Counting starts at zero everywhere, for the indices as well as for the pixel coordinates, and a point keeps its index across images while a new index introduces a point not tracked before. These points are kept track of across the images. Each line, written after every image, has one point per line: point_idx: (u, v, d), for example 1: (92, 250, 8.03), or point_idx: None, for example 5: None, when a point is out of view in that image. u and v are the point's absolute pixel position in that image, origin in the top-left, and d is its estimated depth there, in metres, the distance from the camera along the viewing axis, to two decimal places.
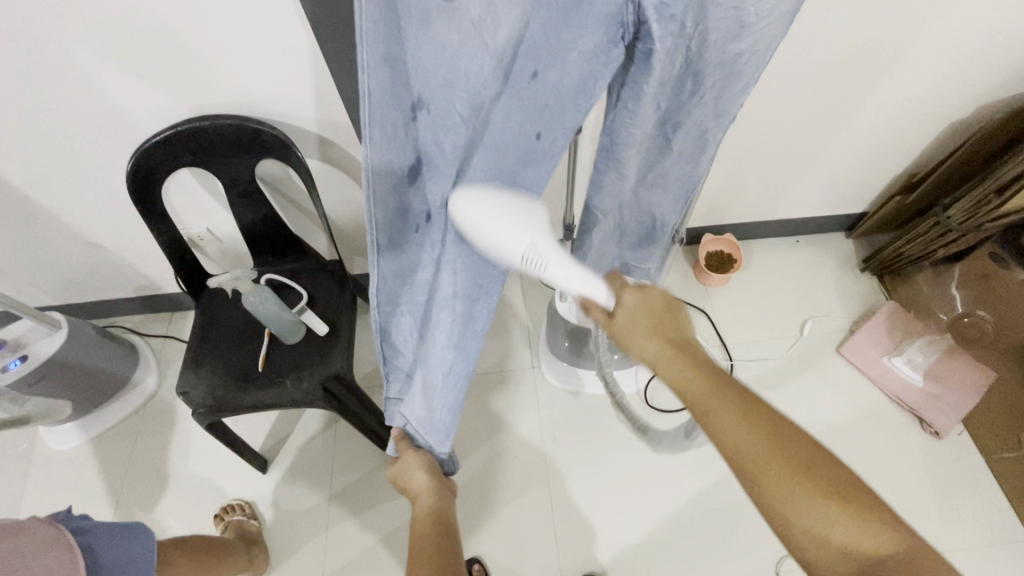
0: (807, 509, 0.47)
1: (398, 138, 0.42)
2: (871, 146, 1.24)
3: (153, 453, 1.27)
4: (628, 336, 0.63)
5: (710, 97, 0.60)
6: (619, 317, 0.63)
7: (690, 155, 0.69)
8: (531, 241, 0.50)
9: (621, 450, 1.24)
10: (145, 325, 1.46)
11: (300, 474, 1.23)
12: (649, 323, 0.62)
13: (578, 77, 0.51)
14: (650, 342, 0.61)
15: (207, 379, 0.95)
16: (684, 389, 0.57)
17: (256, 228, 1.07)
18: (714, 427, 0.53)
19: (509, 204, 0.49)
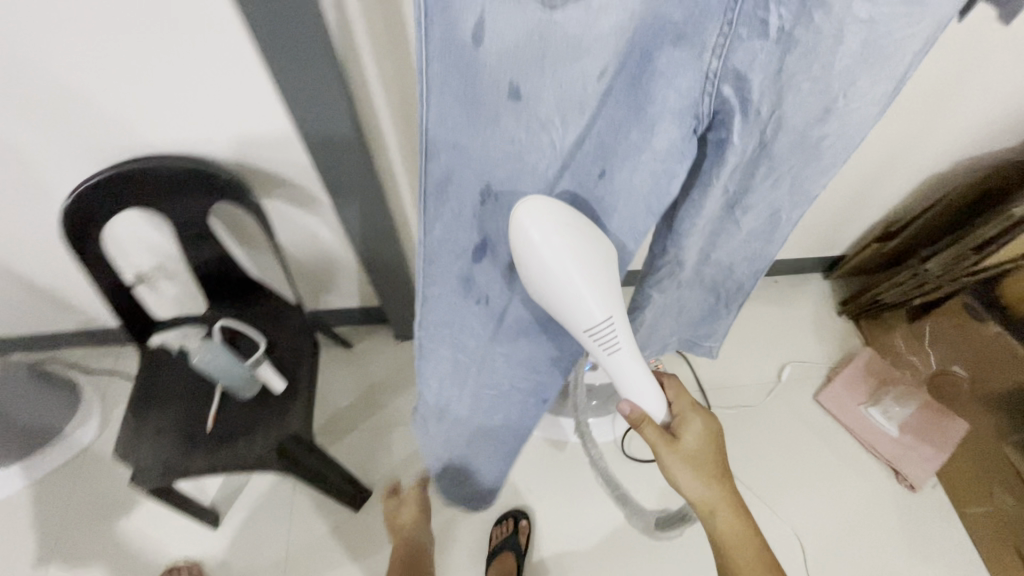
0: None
1: (464, 215, 0.53)
2: (863, 201, 1.23)
3: (91, 508, 1.17)
4: (686, 464, 0.66)
5: (787, 183, 0.59)
6: (683, 439, 0.67)
7: (756, 232, 0.68)
8: (608, 318, 0.53)
9: (595, 502, 1.20)
10: (89, 360, 1.35)
11: (254, 530, 1.15)
12: (714, 459, 0.68)
13: (650, 181, 0.51)
14: (713, 485, 0.67)
15: (148, 440, 0.87)
16: (732, 542, 0.66)
17: (208, 271, 0.99)
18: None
19: (583, 254, 0.50)
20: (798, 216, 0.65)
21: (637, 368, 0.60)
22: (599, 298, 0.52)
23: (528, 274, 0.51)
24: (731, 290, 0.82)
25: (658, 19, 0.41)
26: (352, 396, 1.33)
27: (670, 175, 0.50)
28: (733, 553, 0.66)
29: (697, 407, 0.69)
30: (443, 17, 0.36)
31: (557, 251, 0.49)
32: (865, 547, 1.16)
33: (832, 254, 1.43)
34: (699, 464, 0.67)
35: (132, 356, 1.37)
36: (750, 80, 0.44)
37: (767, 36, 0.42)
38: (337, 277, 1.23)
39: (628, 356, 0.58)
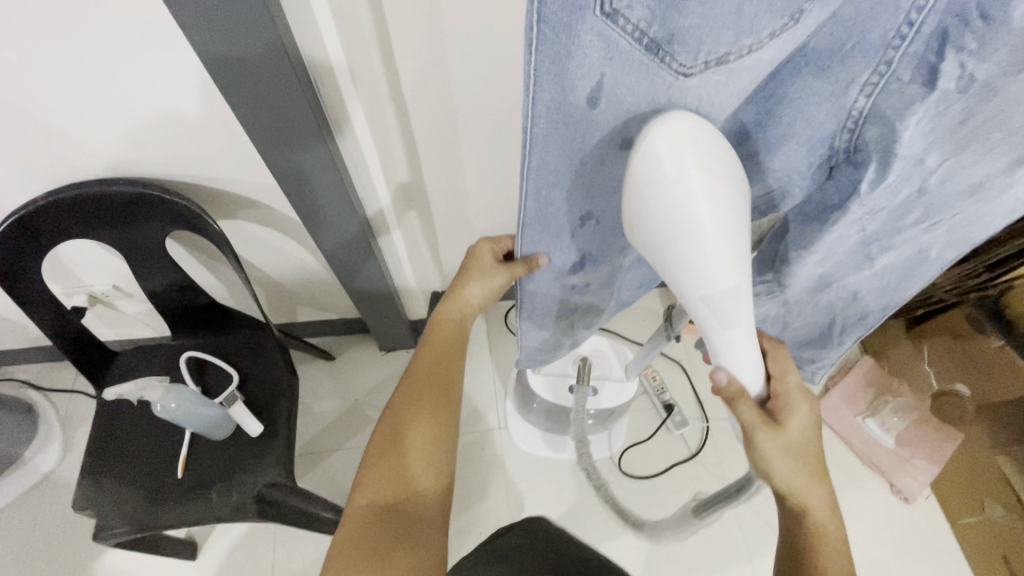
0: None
1: (562, 233, 0.52)
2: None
3: (56, 538, 1.10)
4: (779, 450, 0.55)
5: (945, 227, 0.54)
6: (785, 425, 0.55)
7: (895, 271, 0.61)
8: (736, 283, 0.41)
9: (591, 522, 1.16)
10: (47, 377, 1.25)
11: (233, 562, 1.09)
12: (813, 452, 0.57)
13: (765, 196, 0.51)
14: (808, 477, 0.57)
15: (110, 491, 0.79)
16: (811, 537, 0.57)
17: (171, 299, 0.89)
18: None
19: (734, 211, 0.37)
20: (942, 257, 0.59)
21: (752, 354, 0.48)
22: (730, 263, 0.39)
23: (637, 219, 0.39)
24: (848, 322, 0.72)
25: (803, 46, 0.39)
26: (336, 413, 1.26)
27: (782, 193, 0.50)
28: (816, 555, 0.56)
29: (808, 392, 0.57)
30: (557, 84, 0.35)
31: (693, 195, 0.36)
32: (861, 564, 1.14)
33: None
34: (794, 452, 0.56)
35: None
36: (898, 134, 0.42)
37: (934, 87, 0.39)
38: (316, 292, 1.13)
39: (745, 333, 0.46)
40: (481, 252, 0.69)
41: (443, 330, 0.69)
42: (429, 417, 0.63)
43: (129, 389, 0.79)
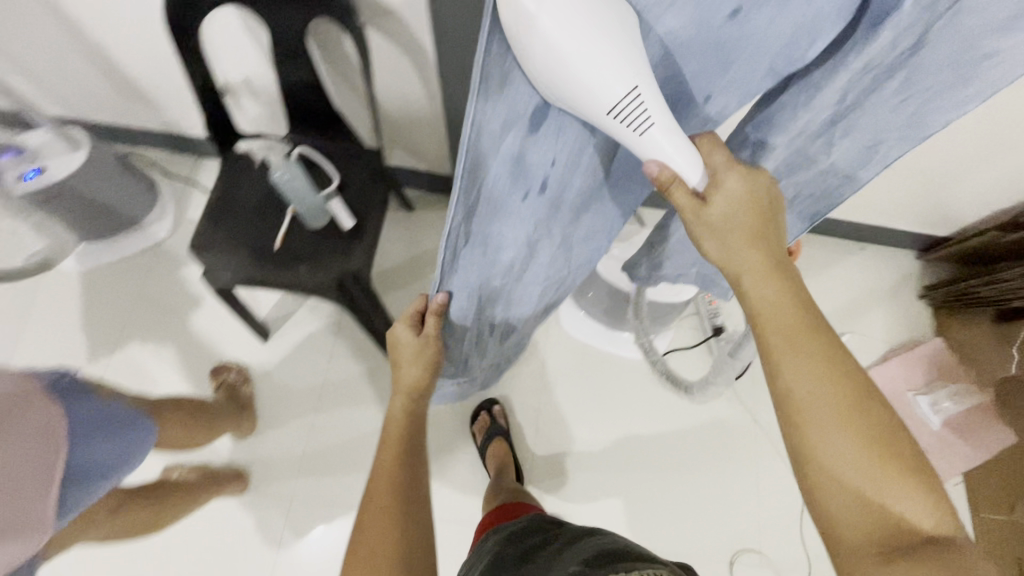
0: (845, 450, 0.47)
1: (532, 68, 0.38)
2: (999, 182, 1.10)
3: (160, 295, 1.28)
4: (715, 229, 0.51)
5: (908, 108, 0.50)
6: (714, 208, 0.51)
7: (842, 166, 0.59)
8: (633, 83, 0.39)
9: (614, 413, 1.22)
10: (168, 163, 1.40)
11: (300, 352, 1.24)
12: (752, 226, 0.52)
13: (788, 32, 0.42)
14: (750, 251, 0.52)
15: (220, 241, 0.92)
16: (765, 309, 0.51)
17: (296, 95, 0.96)
18: (788, 372, 0.49)
19: (601, 14, 0.35)
20: (895, 155, 0.57)
21: (677, 138, 0.45)
22: (616, 61, 0.37)
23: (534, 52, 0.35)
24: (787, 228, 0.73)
25: None
26: (404, 258, 1.36)
27: (808, 29, 0.42)
28: (771, 328, 0.50)
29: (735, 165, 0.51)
30: None
31: (567, 9, 0.34)
32: None
33: (938, 234, 1.30)
34: (727, 227, 0.52)
35: (207, 169, 1.40)
36: None
37: None
38: (415, 135, 1.19)
39: (664, 129, 0.43)
40: (398, 332, 0.68)
41: (399, 408, 0.72)
42: (389, 518, 0.61)
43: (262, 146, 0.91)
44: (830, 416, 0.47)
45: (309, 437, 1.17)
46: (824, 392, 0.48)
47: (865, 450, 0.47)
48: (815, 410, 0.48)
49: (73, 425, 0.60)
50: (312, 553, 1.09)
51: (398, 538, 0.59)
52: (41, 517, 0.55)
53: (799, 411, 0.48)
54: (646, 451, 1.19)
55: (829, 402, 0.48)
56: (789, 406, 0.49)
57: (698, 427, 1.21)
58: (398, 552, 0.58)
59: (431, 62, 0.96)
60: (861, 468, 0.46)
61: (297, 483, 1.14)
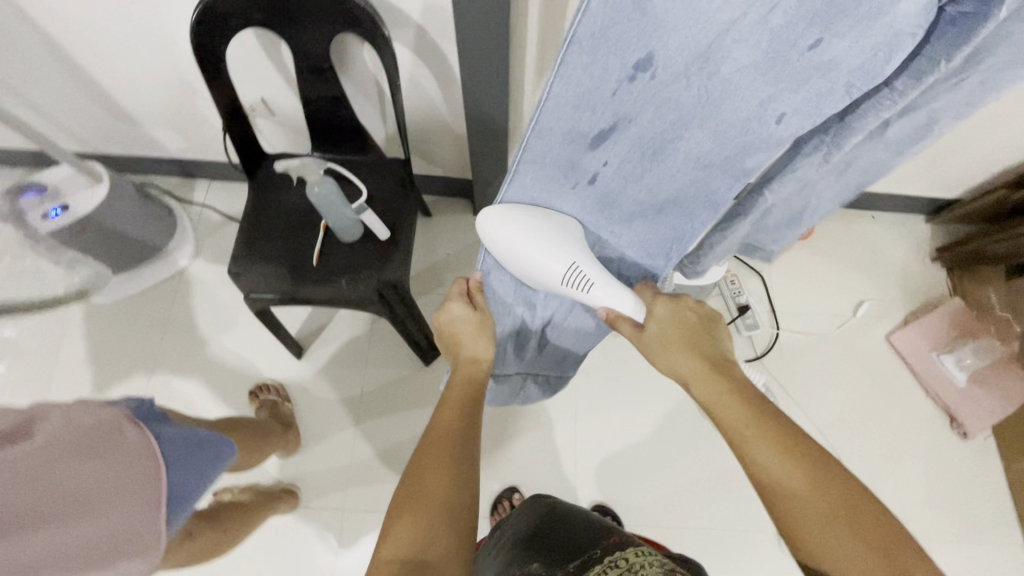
0: (818, 527, 0.51)
1: (593, 101, 0.45)
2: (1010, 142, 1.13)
3: (189, 321, 1.29)
4: (660, 349, 0.66)
5: (960, 84, 0.48)
6: (650, 330, 0.66)
7: (890, 136, 0.57)
8: (570, 263, 0.60)
9: (649, 397, 1.25)
10: (181, 189, 1.40)
11: (338, 364, 1.25)
12: (682, 339, 0.65)
13: (865, 51, 0.41)
14: (687, 359, 0.64)
15: (258, 263, 0.92)
16: (720, 414, 0.60)
17: (321, 112, 0.97)
18: (749, 453, 0.56)
19: (541, 227, 0.58)
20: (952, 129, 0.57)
21: (619, 293, 0.64)
22: (552, 252, 0.59)
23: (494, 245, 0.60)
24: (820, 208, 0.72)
25: None
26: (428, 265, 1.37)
27: (890, 49, 0.41)
28: (722, 418, 0.59)
29: (661, 296, 0.67)
30: None
31: (519, 233, 0.58)
32: (905, 483, 1.18)
33: (945, 196, 1.34)
34: (666, 343, 0.66)
35: (221, 191, 1.41)
36: None
37: None
38: (432, 142, 1.19)
39: (604, 286, 0.63)
40: (451, 312, 0.72)
41: (460, 371, 0.73)
42: (446, 464, 0.61)
43: (294, 166, 0.91)
44: (798, 492, 0.53)
45: (354, 449, 1.18)
46: (785, 468, 0.54)
47: (837, 522, 0.50)
48: (789, 495, 0.53)
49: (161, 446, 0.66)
50: (365, 561, 1.10)
51: (454, 488, 0.59)
52: (155, 524, 0.62)
53: (769, 492, 0.54)
54: (682, 432, 1.22)
55: (795, 478, 0.53)
56: (762, 489, 0.55)
57: None
58: (451, 502, 0.58)
59: (452, 69, 0.97)
60: (844, 535, 0.50)
61: (345, 494, 1.15)
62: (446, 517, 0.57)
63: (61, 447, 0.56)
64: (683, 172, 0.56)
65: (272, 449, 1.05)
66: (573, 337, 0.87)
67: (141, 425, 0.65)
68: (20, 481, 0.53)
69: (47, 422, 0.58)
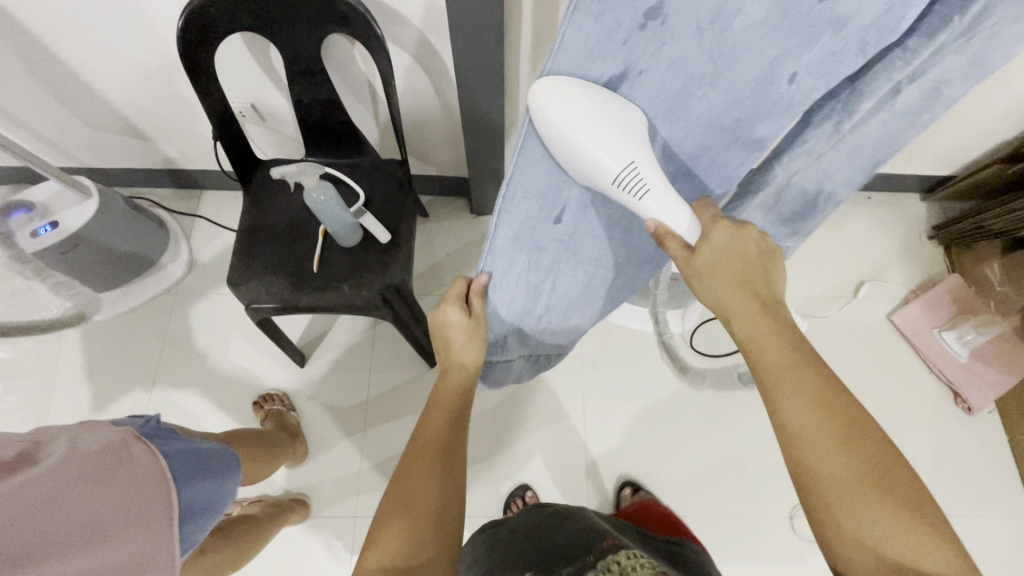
0: (842, 487, 0.48)
1: (611, 43, 0.40)
2: (1005, 117, 1.13)
3: (187, 334, 1.27)
4: (703, 278, 0.55)
5: (972, 51, 0.47)
6: (701, 256, 0.54)
7: (902, 112, 0.56)
8: (631, 161, 0.47)
9: (656, 388, 1.25)
10: (171, 200, 1.38)
11: (341, 370, 1.24)
12: (734, 271, 0.55)
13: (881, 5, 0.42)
14: (736, 295, 0.55)
15: (257, 273, 0.91)
16: (760, 353, 0.54)
17: (314, 115, 0.95)
18: (781, 402, 0.51)
19: (607, 111, 0.44)
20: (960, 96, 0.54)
21: (672, 202, 0.51)
22: (611, 148, 0.45)
23: (543, 127, 0.45)
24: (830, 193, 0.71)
25: None
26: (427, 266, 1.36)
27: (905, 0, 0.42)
28: (760, 361, 0.53)
29: (719, 219, 0.56)
30: None
31: (580, 117, 0.43)
32: (914, 460, 1.19)
33: (940, 173, 1.34)
34: (718, 270, 0.55)
35: (213, 200, 1.38)
36: None
37: None
38: (427, 141, 1.18)
39: (660, 196, 0.50)
40: (446, 317, 0.67)
41: (450, 378, 0.69)
42: (433, 469, 0.59)
43: (291, 171, 0.89)
44: (828, 449, 0.49)
45: (362, 455, 1.17)
46: (818, 423, 0.49)
47: (865, 480, 0.47)
48: (817, 446, 0.49)
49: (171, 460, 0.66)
50: None
51: (438, 503, 0.57)
52: (169, 547, 0.61)
53: (794, 444, 0.50)
54: (691, 421, 1.22)
55: (826, 435, 0.49)
56: (788, 439, 0.51)
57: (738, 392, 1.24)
58: (438, 509, 0.56)
59: (446, 66, 0.96)
60: (870, 497, 0.47)
61: (356, 501, 1.14)
62: (434, 525, 0.56)
63: (68, 470, 0.56)
64: (691, 136, 0.53)
65: (280, 460, 1.04)
66: (569, 329, 0.83)
67: (148, 442, 0.65)
68: (28, 510, 0.51)
69: (53, 447, 0.58)
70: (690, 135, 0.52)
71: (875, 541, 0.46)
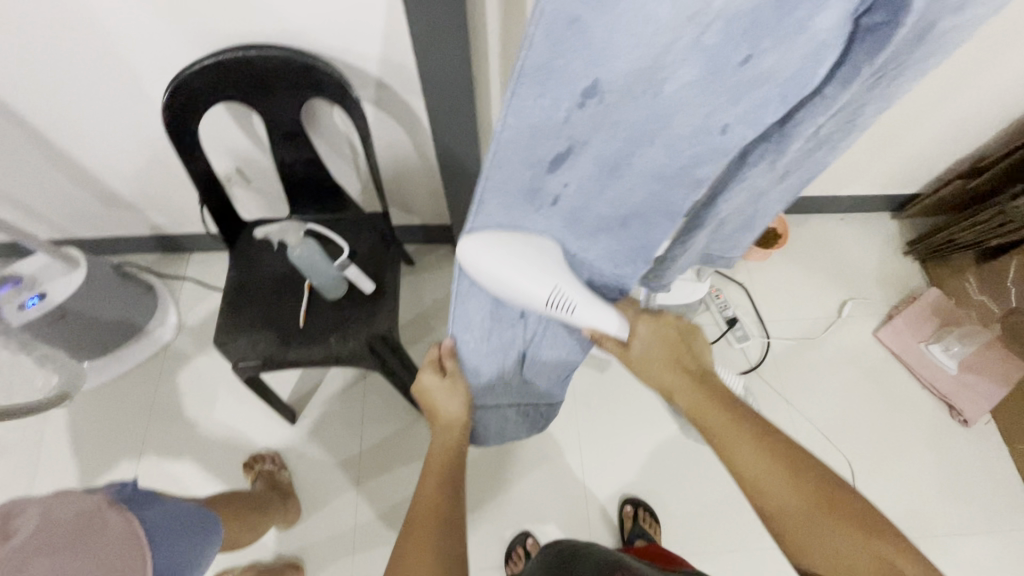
0: (796, 513, 0.55)
1: (553, 118, 0.43)
2: (957, 134, 1.19)
3: (176, 397, 1.25)
4: (643, 366, 0.70)
5: (881, 87, 0.50)
6: (634, 350, 0.69)
7: (829, 141, 0.59)
8: (552, 285, 0.60)
9: (652, 420, 1.24)
10: (161, 265, 1.40)
11: (333, 424, 1.22)
12: (666, 355, 0.69)
13: (793, 62, 0.43)
14: (669, 374, 0.68)
15: (244, 333, 0.91)
16: (703, 417, 0.64)
17: (297, 175, 0.99)
18: (731, 451, 0.60)
19: (524, 249, 0.57)
20: None
21: (597, 309, 0.65)
22: (534, 277, 0.58)
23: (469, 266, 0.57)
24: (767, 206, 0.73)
25: None
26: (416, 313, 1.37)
27: (812, 56, 0.42)
28: (705, 422, 0.63)
29: (643, 315, 0.70)
30: None
31: (497, 260, 0.56)
32: (917, 478, 1.18)
33: (907, 191, 1.39)
34: (654, 357, 0.69)
35: (202, 263, 1.40)
36: None
37: None
38: (407, 192, 1.22)
39: (585, 302, 0.63)
40: (423, 382, 0.72)
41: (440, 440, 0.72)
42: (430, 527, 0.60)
43: (275, 231, 0.91)
44: (775, 483, 0.56)
45: (357, 510, 1.14)
46: (760, 461, 0.58)
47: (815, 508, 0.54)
48: (767, 480, 0.57)
49: (149, 529, 0.64)
50: None
51: (444, 554, 0.57)
52: None
53: (752, 487, 0.57)
54: (689, 452, 1.21)
55: (767, 468, 0.57)
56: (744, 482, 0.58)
57: None
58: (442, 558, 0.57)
59: (423, 122, 1.00)
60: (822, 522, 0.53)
61: (353, 560, 1.10)
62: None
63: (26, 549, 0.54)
64: (641, 188, 0.54)
65: (271, 521, 1.01)
66: (551, 376, 0.83)
67: (122, 509, 0.63)
68: None
69: (23, 521, 0.57)
70: (637, 188, 0.54)
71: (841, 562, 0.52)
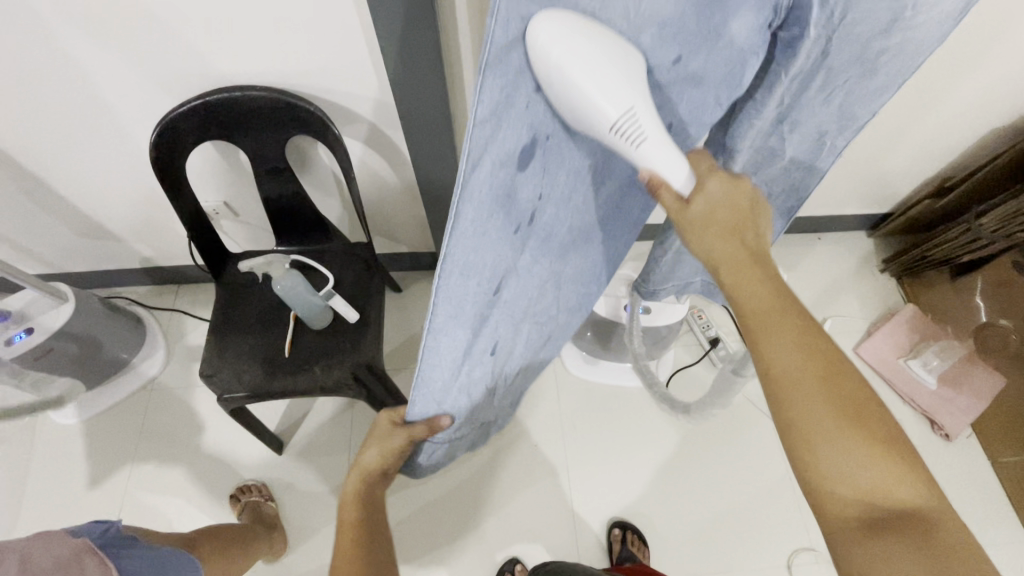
0: (823, 427, 0.44)
1: (517, 111, 0.39)
2: (921, 156, 1.24)
3: (162, 430, 1.25)
4: (696, 231, 0.49)
5: (826, 100, 0.55)
6: (697, 206, 0.48)
7: (783, 153, 0.63)
8: (631, 104, 0.40)
9: (638, 442, 1.25)
10: (149, 298, 1.41)
11: (320, 453, 1.22)
12: (726, 224, 0.49)
13: (724, 67, 0.48)
14: (726, 243, 0.49)
15: (229, 364, 0.92)
16: (744, 300, 0.48)
17: (282, 208, 1.01)
18: (767, 344, 0.46)
19: (612, 44, 0.37)
20: (842, 142, 0.64)
21: (671, 150, 0.44)
22: (609, 89, 0.38)
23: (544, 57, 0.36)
24: None
25: None
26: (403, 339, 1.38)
27: (738, 65, 0.48)
28: (742, 306, 0.48)
29: (717, 170, 0.50)
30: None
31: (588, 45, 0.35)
32: None
33: (880, 211, 1.43)
34: (710, 225, 0.49)
35: (190, 295, 1.42)
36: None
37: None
38: (392, 222, 1.25)
39: (659, 141, 0.43)
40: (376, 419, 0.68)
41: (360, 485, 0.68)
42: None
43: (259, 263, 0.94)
44: (809, 390, 0.44)
45: None
46: (798, 364, 0.45)
47: (847, 427, 0.43)
48: (798, 384, 0.44)
49: None
50: None
51: None
52: None
53: (777, 387, 0.45)
54: (675, 474, 1.22)
55: (804, 371, 0.45)
56: (770, 380, 0.46)
57: (720, 439, 1.25)
58: None
59: (405, 155, 1.04)
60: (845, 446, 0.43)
61: None
62: None
63: None
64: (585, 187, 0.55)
65: (256, 554, 1.00)
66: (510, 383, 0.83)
67: (102, 555, 0.64)
68: None
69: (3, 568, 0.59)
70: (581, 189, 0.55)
71: (858, 488, 0.43)
